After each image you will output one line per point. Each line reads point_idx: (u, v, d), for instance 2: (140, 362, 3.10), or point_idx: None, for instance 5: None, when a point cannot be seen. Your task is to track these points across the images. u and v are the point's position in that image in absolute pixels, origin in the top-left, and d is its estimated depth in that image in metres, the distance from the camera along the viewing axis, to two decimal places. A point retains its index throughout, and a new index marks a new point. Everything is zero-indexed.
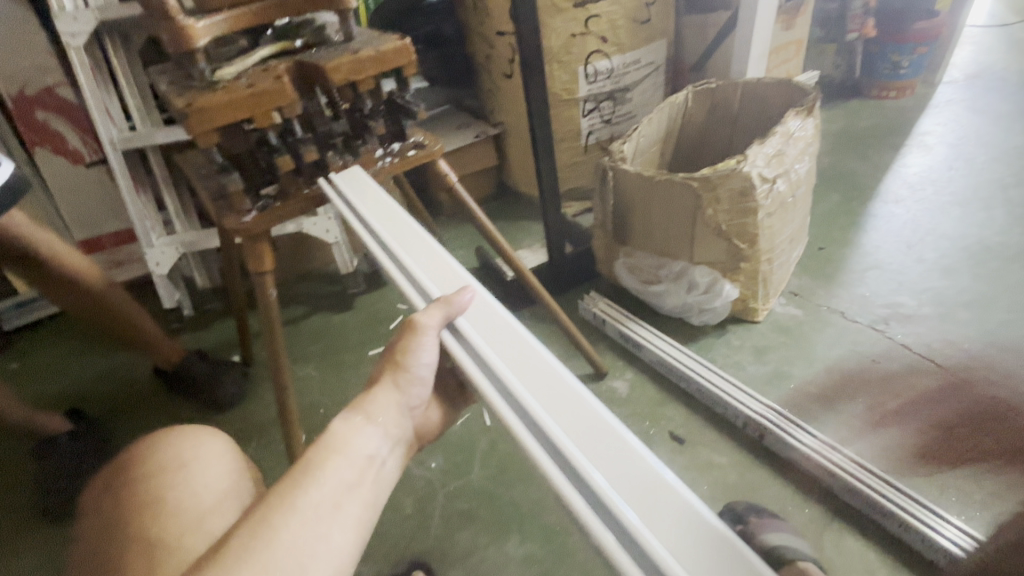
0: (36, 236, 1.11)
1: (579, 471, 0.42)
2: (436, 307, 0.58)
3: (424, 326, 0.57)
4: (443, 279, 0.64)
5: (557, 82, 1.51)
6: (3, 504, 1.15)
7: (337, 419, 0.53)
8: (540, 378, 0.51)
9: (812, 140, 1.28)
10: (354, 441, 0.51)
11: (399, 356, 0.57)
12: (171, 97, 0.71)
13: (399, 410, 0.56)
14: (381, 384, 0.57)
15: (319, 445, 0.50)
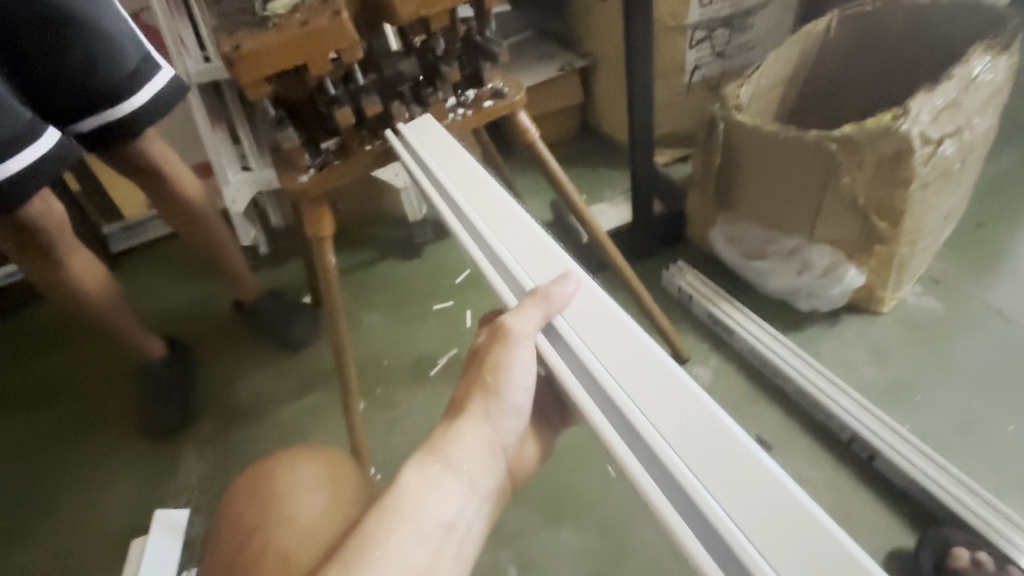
0: (165, 156, 1.11)
1: (706, 517, 0.36)
2: (533, 306, 0.51)
3: (517, 335, 0.50)
4: (540, 263, 0.56)
5: (663, 5, 1.26)
6: (112, 415, 1.28)
7: (412, 461, 0.47)
8: (661, 395, 0.43)
9: (1002, 86, 0.98)
10: (430, 497, 0.45)
11: (486, 380, 0.51)
12: (221, 36, 0.62)
13: (488, 451, 0.50)
14: (466, 417, 0.50)
15: (390, 499, 0.44)
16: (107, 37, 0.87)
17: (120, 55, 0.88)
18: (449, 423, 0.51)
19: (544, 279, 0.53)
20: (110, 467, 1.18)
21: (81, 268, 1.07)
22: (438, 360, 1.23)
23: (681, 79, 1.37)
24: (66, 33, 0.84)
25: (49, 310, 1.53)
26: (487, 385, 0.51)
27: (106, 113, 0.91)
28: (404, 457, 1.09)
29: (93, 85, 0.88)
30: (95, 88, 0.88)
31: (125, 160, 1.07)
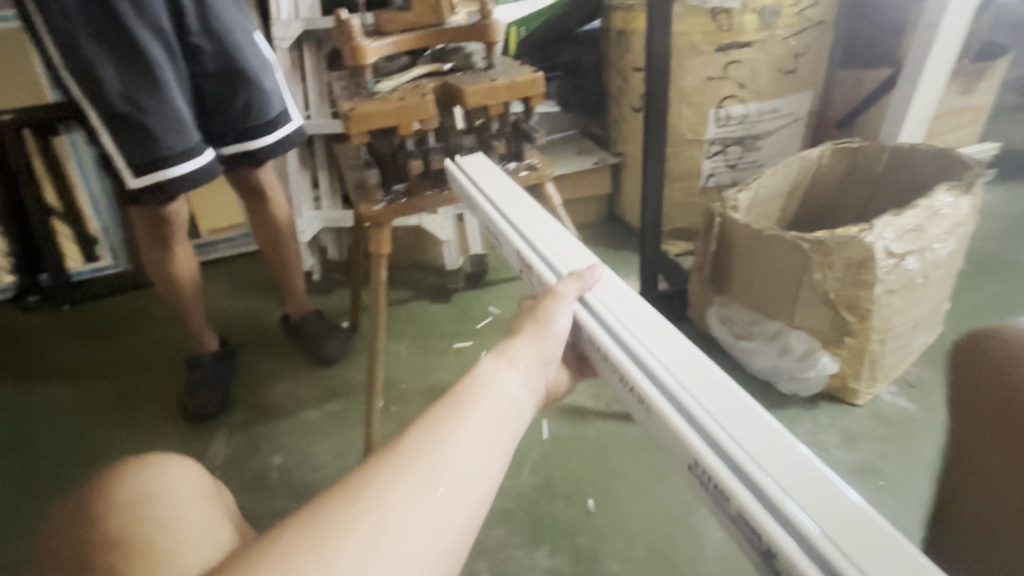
0: (268, 181, 1.36)
1: (714, 436, 0.43)
2: (574, 282, 0.60)
3: (563, 294, 0.58)
4: (572, 257, 0.67)
5: (684, 121, 1.51)
6: (159, 396, 1.46)
7: (485, 358, 0.50)
8: (675, 355, 0.52)
9: (965, 220, 1.14)
10: (498, 380, 0.47)
11: (541, 315, 0.56)
12: (341, 100, 0.85)
13: (538, 360, 0.52)
14: (524, 332, 0.54)
15: (465, 381, 0.47)
16: (264, 93, 1.20)
17: (271, 107, 1.22)
18: (508, 337, 0.54)
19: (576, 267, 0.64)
20: (146, 439, 1.34)
21: (183, 259, 1.31)
22: (451, 390, 1.37)
23: (696, 182, 1.60)
24: (239, 86, 1.18)
25: (132, 304, 1.80)
26: (539, 318, 0.56)
27: (248, 143, 1.23)
28: None
29: (246, 123, 1.21)
30: (246, 125, 1.21)
31: (241, 179, 1.33)
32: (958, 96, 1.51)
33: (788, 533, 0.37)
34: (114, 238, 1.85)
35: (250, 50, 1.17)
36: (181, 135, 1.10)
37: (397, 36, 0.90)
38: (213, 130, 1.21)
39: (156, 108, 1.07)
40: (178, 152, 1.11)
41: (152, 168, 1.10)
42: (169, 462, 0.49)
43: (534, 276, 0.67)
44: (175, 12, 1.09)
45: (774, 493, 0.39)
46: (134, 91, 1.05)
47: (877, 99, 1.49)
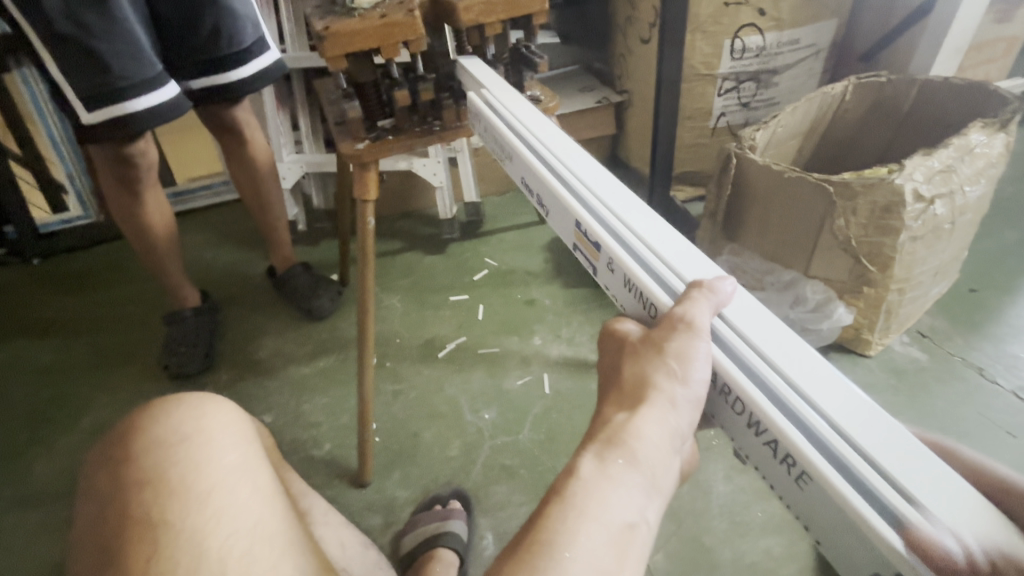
0: (245, 120, 1.23)
1: (795, 410, 0.39)
2: (701, 297, 0.45)
3: (698, 327, 0.43)
4: (678, 256, 0.52)
5: (697, 54, 1.38)
6: (142, 353, 1.39)
7: (587, 455, 0.41)
8: (755, 318, 0.46)
9: (998, 160, 1.05)
10: (609, 502, 0.39)
11: (670, 369, 0.42)
12: (312, 17, 0.72)
13: (670, 447, 0.41)
14: (650, 402, 0.42)
15: (566, 504, 0.39)
16: (234, 17, 1.06)
17: (240, 35, 1.08)
18: (627, 409, 0.43)
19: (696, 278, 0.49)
20: (129, 398, 1.29)
21: (154, 207, 1.20)
22: (448, 344, 1.31)
23: (706, 123, 1.49)
24: (204, 7, 1.03)
25: (106, 258, 1.70)
26: (670, 371, 0.42)
27: (219, 75, 1.11)
28: (403, 425, 1.16)
29: (215, 52, 1.08)
30: (215, 55, 1.08)
31: (214, 118, 1.20)
32: (994, 24, 1.39)
33: (880, 514, 0.34)
34: (82, 187, 1.73)
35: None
36: (139, 65, 0.97)
37: None
38: (177, 59, 1.08)
39: (107, 31, 0.93)
40: (134, 85, 0.98)
41: (108, 102, 0.97)
42: (212, 437, 0.51)
43: (602, 258, 0.55)
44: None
45: (870, 475, 0.36)
46: (78, 9, 0.91)
47: (909, 26, 1.34)
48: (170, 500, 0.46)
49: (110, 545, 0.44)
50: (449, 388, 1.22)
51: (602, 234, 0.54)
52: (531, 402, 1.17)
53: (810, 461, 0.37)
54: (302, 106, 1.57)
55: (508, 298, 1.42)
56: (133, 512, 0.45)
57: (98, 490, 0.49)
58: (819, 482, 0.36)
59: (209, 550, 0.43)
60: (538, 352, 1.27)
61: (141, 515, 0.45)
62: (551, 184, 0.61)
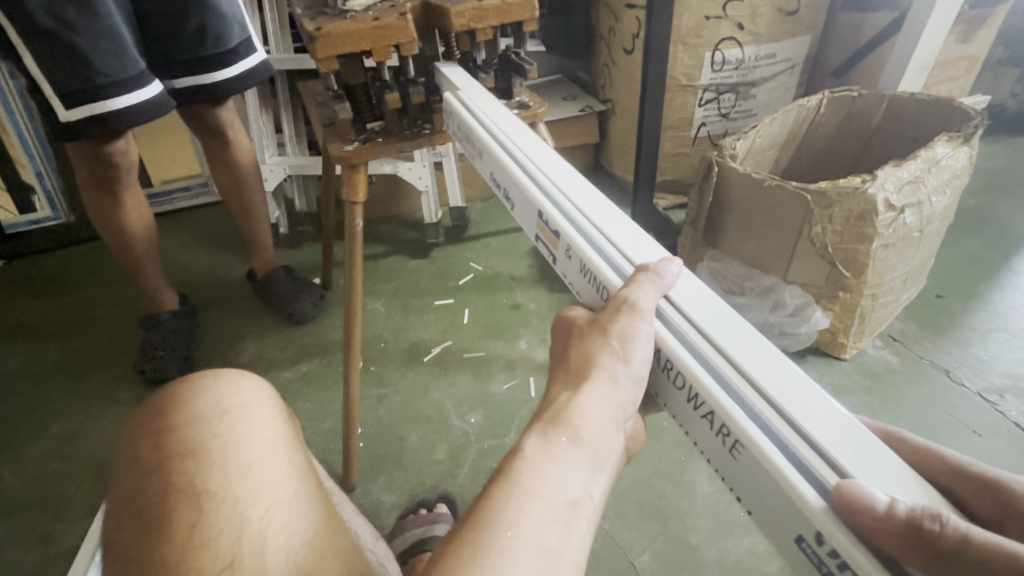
0: (229, 121, 1.21)
1: (734, 386, 0.40)
2: (647, 280, 0.47)
3: (643, 307, 0.45)
4: (633, 245, 0.53)
5: (678, 65, 1.42)
6: (116, 358, 1.35)
7: (533, 433, 0.42)
8: (703, 305, 0.47)
9: (961, 172, 1.11)
10: (554, 477, 0.39)
11: (612, 348, 0.44)
12: (304, 19, 0.72)
13: (614, 423, 0.43)
14: (593, 379, 0.44)
15: (512, 478, 0.39)
16: (220, 16, 1.05)
17: (227, 35, 1.07)
18: (573, 387, 0.44)
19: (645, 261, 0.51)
20: (102, 404, 1.25)
21: (133, 208, 1.17)
22: (433, 349, 1.31)
23: (687, 132, 1.53)
24: (189, 6, 1.02)
25: (79, 260, 1.65)
26: (613, 351, 0.44)
27: (203, 75, 1.09)
28: (388, 430, 1.15)
29: (200, 51, 1.07)
30: (200, 54, 1.07)
31: (197, 117, 1.18)
32: (956, 43, 1.46)
33: (807, 480, 0.35)
34: (52, 186, 1.67)
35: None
36: (122, 62, 0.96)
37: None
38: (161, 57, 1.06)
39: (89, 27, 0.91)
40: (116, 83, 0.96)
41: (88, 99, 0.95)
42: (250, 413, 0.49)
43: (560, 245, 0.56)
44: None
45: (799, 444, 0.36)
46: (59, 4, 0.88)
47: (880, 44, 1.40)
48: (214, 471, 0.44)
49: (143, 520, 0.41)
50: (435, 392, 1.21)
51: (562, 223, 0.55)
52: (516, 406, 1.17)
53: (742, 430, 0.37)
54: (285, 108, 1.55)
55: (493, 303, 1.42)
56: (176, 480, 0.43)
57: (136, 458, 0.45)
58: (750, 451, 0.37)
59: (251, 522, 0.42)
60: (523, 356, 1.28)
61: (185, 484, 0.43)
62: (515, 176, 0.62)
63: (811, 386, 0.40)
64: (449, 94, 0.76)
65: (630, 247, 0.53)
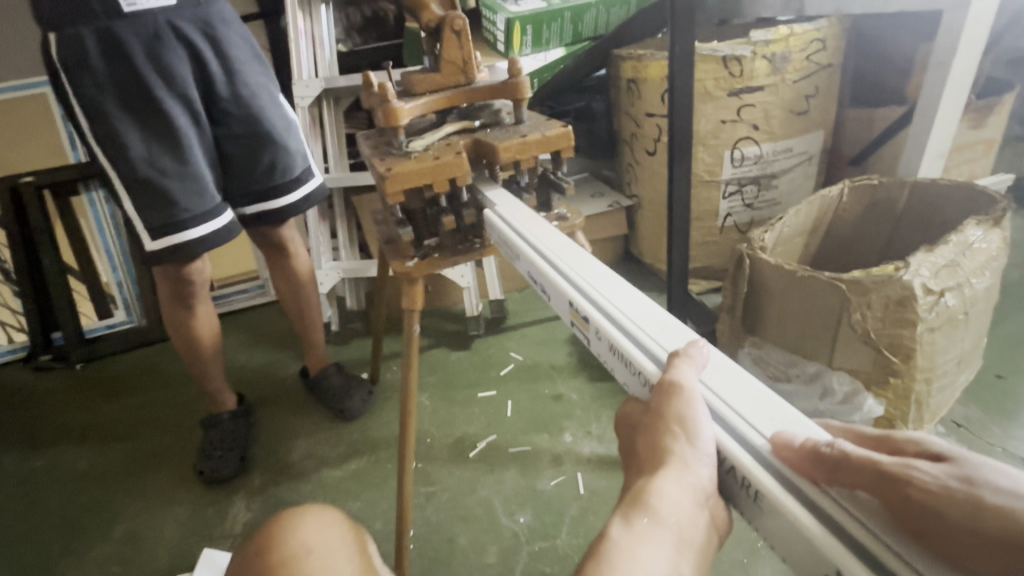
0: (291, 237, 1.35)
1: (739, 431, 0.47)
2: (684, 364, 0.51)
3: (687, 387, 0.49)
4: (656, 330, 0.59)
5: (700, 164, 1.52)
6: (176, 458, 1.41)
7: (616, 519, 0.43)
8: (727, 375, 0.52)
9: (998, 254, 1.12)
10: (638, 559, 0.40)
11: (675, 433, 0.46)
12: (374, 160, 0.84)
13: (694, 500, 0.43)
14: (668, 465, 0.45)
15: (598, 561, 0.40)
16: (288, 152, 1.22)
17: (292, 167, 1.23)
18: (649, 473, 0.45)
19: (674, 347, 0.56)
20: (160, 505, 1.29)
21: (204, 318, 1.29)
22: (478, 444, 1.32)
23: (714, 223, 1.60)
24: (264, 146, 1.19)
25: (147, 361, 1.78)
26: (678, 435, 0.46)
27: (271, 202, 1.24)
28: (437, 530, 1.14)
29: (269, 182, 1.22)
30: (270, 184, 1.22)
31: (264, 236, 1.32)
32: (969, 129, 1.53)
33: (797, 500, 0.41)
34: (129, 295, 1.85)
35: (275, 111, 1.20)
36: (201, 199, 1.11)
37: (429, 95, 0.89)
38: (236, 190, 1.22)
39: (179, 171, 1.08)
40: (196, 216, 1.11)
41: (171, 231, 1.09)
42: (331, 549, 0.53)
43: (591, 329, 0.63)
44: (203, 75, 1.10)
45: (799, 479, 0.42)
46: (157, 156, 1.07)
47: (893, 135, 1.50)
48: None
49: None
50: (482, 488, 1.21)
51: (591, 309, 0.62)
52: (566, 504, 1.16)
53: (760, 481, 0.43)
54: (341, 219, 1.71)
55: (535, 394, 1.44)
56: None
57: None
58: (773, 503, 0.41)
59: None
60: (569, 450, 1.27)
61: None
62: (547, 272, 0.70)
63: (809, 428, 0.46)
64: (487, 208, 0.86)
65: (654, 333, 0.58)
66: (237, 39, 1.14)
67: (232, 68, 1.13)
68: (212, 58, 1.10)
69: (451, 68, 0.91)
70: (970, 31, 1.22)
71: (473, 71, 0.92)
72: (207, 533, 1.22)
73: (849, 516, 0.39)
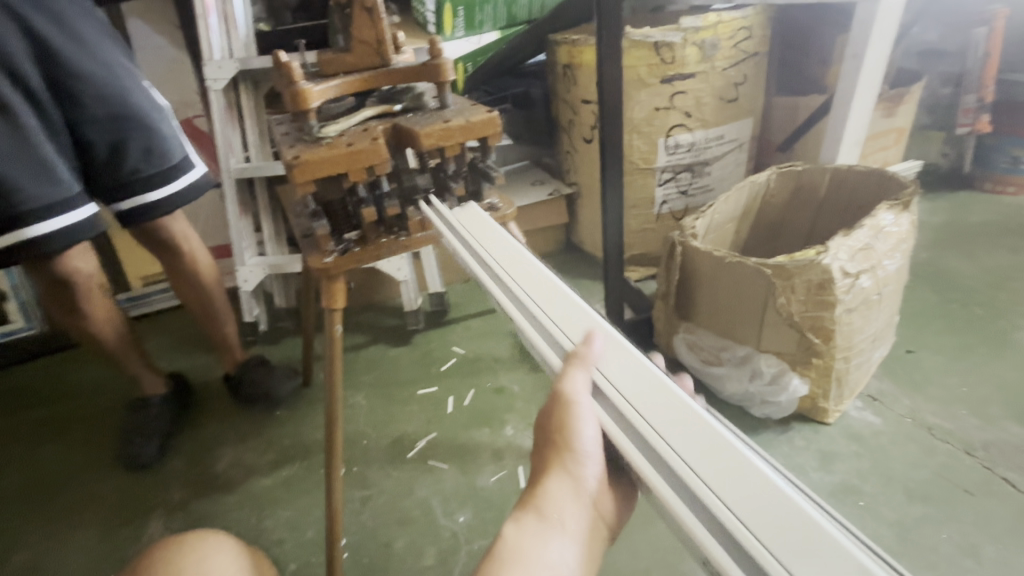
0: (182, 234, 1.21)
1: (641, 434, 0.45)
2: (576, 366, 0.51)
3: (574, 394, 0.49)
4: (559, 312, 0.59)
5: (635, 151, 1.53)
6: (81, 475, 1.28)
7: (510, 520, 0.47)
8: (631, 374, 0.51)
9: (908, 236, 1.18)
10: (527, 555, 0.44)
11: (562, 428, 0.47)
12: (283, 147, 0.77)
13: (577, 500, 0.47)
14: (552, 470, 0.47)
15: (494, 561, 0.45)
16: (161, 135, 1.08)
17: (170, 152, 1.09)
18: (539, 477, 0.48)
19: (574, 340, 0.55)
20: (61, 530, 1.17)
21: (98, 305, 1.22)
22: (417, 443, 1.28)
23: (650, 210, 1.62)
24: (132, 131, 1.05)
25: (50, 370, 1.61)
26: (561, 444, 0.47)
27: (143, 194, 1.09)
28: (374, 536, 1.09)
29: (142, 172, 1.08)
30: (143, 174, 1.07)
31: (147, 234, 1.18)
32: (883, 118, 1.62)
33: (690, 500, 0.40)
34: (26, 298, 1.63)
35: (140, 93, 1.06)
36: (39, 186, 0.96)
37: (343, 76, 0.82)
38: (105, 185, 1.07)
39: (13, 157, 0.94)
40: (38, 209, 0.96)
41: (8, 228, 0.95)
42: None
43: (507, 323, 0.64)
44: (43, 50, 0.97)
45: (694, 484, 0.40)
46: None
47: (814, 122, 1.56)
48: None
49: None
50: (421, 490, 1.17)
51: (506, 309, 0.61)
52: (506, 499, 1.14)
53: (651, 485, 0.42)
54: (264, 210, 1.60)
55: (476, 387, 1.41)
56: None
57: None
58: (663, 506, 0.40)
59: None
60: (510, 443, 1.25)
61: None
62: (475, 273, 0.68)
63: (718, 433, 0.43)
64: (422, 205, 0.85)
65: (560, 319, 0.58)
66: (86, 16, 1.03)
67: (81, 45, 1.01)
68: (53, 33, 0.98)
69: (364, 49, 0.85)
70: (881, 22, 1.27)
71: (387, 50, 0.85)
72: (117, 558, 1.11)
73: (733, 517, 0.38)
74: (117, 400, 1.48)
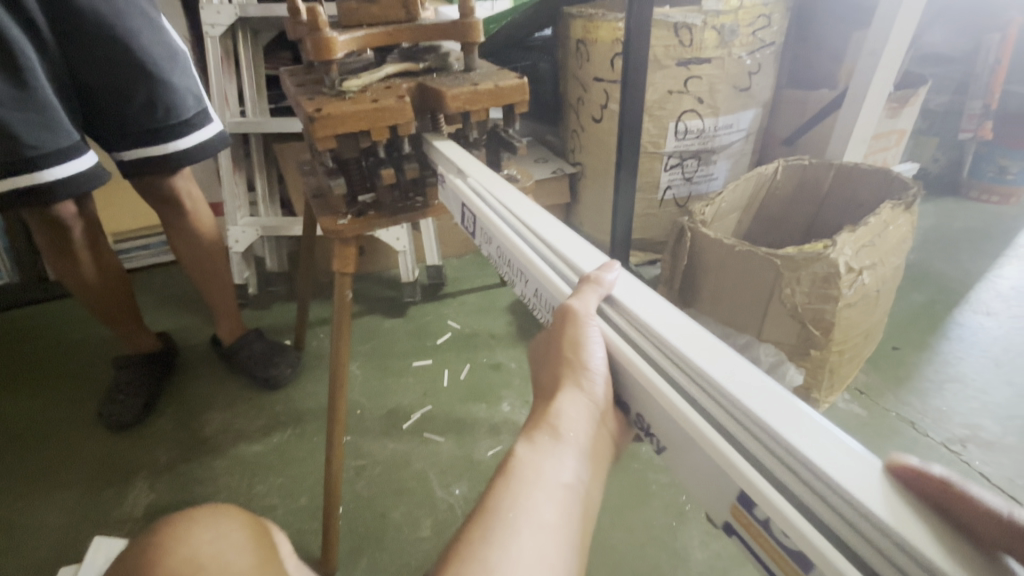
0: (180, 187, 1.15)
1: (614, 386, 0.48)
2: (589, 289, 0.48)
3: (583, 314, 0.46)
4: (574, 250, 0.57)
5: (645, 135, 1.51)
6: (59, 432, 1.24)
7: (522, 438, 0.43)
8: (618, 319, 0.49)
9: (907, 236, 1.20)
10: (543, 472, 0.41)
11: (571, 352, 0.44)
12: (302, 99, 0.73)
13: (591, 416, 0.43)
14: (564, 386, 0.44)
15: (506, 480, 0.41)
16: (171, 88, 1.03)
17: (182, 105, 1.05)
18: (549, 395, 0.45)
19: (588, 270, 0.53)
20: (37, 488, 1.13)
21: (97, 261, 1.16)
22: (413, 415, 1.27)
23: (654, 196, 1.61)
24: (138, 79, 1.00)
25: (23, 322, 1.53)
26: (571, 356, 0.44)
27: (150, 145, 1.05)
28: (368, 506, 1.09)
29: (151, 123, 1.04)
30: (150, 125, 1.04)
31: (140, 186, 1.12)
32: (888, 119, 1.64)
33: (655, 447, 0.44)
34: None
35: (151, 38, 1.00)
36: (54, 133, 0.93)
37: (367, 28, 0.78)
38: (108, 131, 1.04)
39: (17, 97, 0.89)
40: (51, 155, 0.93)
41: (21, 171, 0.92)
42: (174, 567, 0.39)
43: (522, 279, 0.60)
44: None
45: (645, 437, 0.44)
46: None
47: (822, 118, 1.57)
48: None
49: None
50: (417, 461, 1.16)
51: (522, 248, 0.59)
52: None
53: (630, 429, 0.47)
54: (260, 169, 1.53)
55: (473, 363, 1.40)
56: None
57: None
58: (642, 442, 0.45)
59: None
60: (507, 420, 1.25)
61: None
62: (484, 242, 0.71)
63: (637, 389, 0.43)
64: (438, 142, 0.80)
65: (570, 254, 0.56)
66: None
67: None
68: None
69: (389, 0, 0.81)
70: (902, 20, 1.26)
71: (415, 7, 0.81)
72: (99, 517, 1.07)
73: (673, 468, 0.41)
74: (96, 358, 1.42)
